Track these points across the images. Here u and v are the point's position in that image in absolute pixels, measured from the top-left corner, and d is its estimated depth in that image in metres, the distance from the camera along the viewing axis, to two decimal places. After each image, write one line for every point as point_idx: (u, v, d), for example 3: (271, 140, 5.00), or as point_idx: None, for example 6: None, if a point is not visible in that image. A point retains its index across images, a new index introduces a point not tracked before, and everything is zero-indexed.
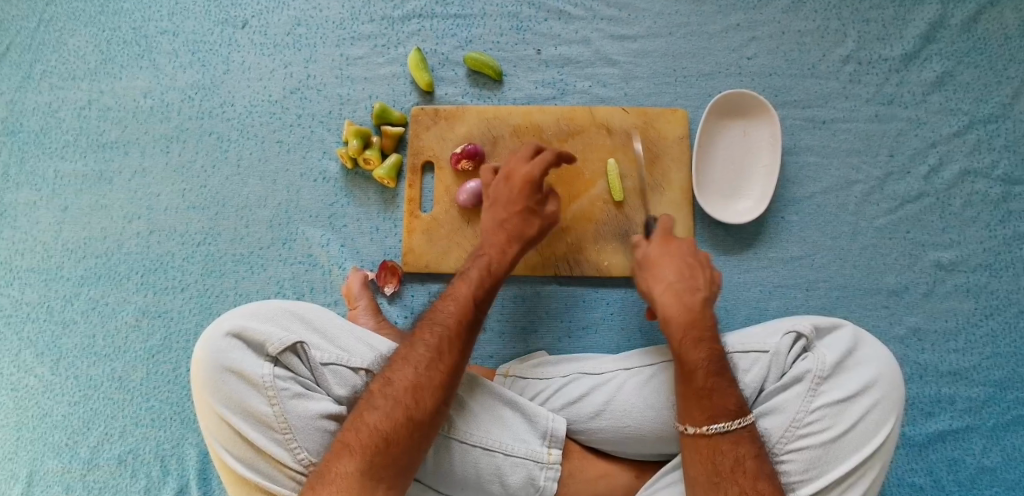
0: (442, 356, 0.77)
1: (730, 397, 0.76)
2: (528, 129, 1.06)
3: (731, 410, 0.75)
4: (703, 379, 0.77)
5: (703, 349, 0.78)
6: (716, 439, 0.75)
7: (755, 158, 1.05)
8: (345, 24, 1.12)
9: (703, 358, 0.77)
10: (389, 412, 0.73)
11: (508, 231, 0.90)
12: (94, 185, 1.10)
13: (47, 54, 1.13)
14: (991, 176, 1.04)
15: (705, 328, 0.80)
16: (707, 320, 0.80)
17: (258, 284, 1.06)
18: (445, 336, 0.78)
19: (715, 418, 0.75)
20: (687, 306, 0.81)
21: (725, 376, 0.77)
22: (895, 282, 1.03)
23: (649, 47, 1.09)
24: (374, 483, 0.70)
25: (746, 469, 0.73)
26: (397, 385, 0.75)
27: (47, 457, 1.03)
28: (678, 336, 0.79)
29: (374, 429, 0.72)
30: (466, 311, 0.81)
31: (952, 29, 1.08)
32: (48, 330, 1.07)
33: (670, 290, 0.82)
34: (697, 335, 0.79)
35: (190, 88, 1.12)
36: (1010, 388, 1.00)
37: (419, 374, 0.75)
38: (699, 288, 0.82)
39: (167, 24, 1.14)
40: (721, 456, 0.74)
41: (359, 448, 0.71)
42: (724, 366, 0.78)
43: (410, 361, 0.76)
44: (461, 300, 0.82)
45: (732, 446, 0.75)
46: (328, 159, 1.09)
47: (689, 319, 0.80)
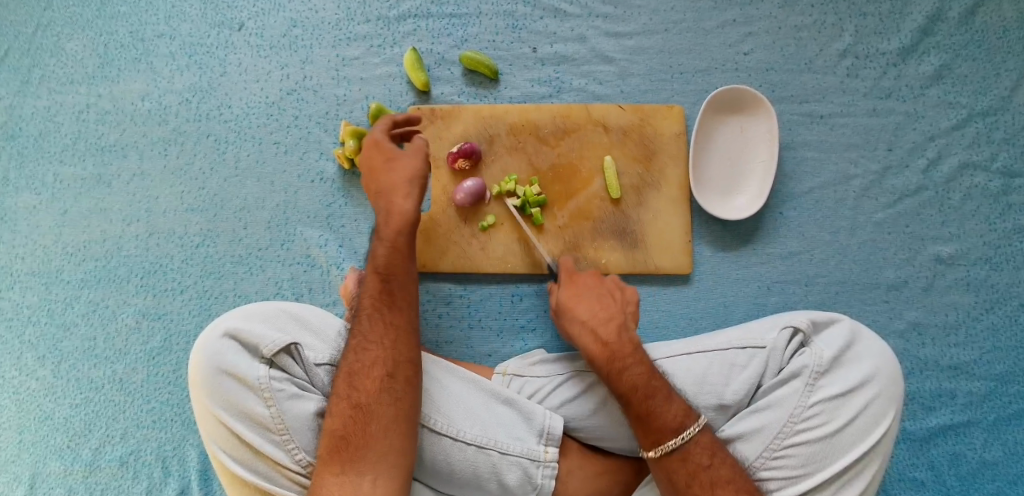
0: (364, 335, 0.79)
1: (668, 413, 0.78)
2: (524, 127, 1.06)
3: (674, 428, 0.77)
4: (637, 404, 0.79)
5: (628, 376, 0.80)
6: (666, 460, 0.77)
7: (752, 153, 1.04)
8: (341, 25, 1.12)
9: (632, 384, 0.80)
10: (336, 408, 0.75)
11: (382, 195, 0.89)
12: (93, 189, 1.11)
13: (46, 58, 1.14)
14: (991, 170, 1.04)
15: (625, 356, 0.82)
16: (625, 347, 0.83)
17: (257, 285, 1.07)
18: (364, 316, 0.80)
19: (661, 440, 0.77)
20: (601, 340, 0.84)
21: (656, 396, 0.79)
22: (894, 276, 1.03)
23: (645, 44, 1.09)
24: (355, 478, 0.71)
25: (701, 482, 0.75)
26: (337, 379, 0.78)
27: (50, 459, 1.04)
28: (604, 371, 0.82)
29: (330, 431, 0.74)
30: (374, 286, 0.82)
31: (950, 22, 1.07)
32: (49, 333, 1.07)
33: (585, 326, 0.86)
34: (620, 363, 0.82)
35: (188, 90, 1.12)
36: (1011, 382, 1.00)
37: (352, 363, 0.78)
38: (611, 318, 0.86)
39: (163, 26, 1.14)
40: (676, 474, 0.77)
41: (326, 452, 0.73)
42: (653, 387, 0.79)
43: (342, 357, 0.79)
44: (369, 278, 0.84)
45: (683, 462, 0.76)
46: (325, 160, 1.09)
47: (607, 354, 0.83)
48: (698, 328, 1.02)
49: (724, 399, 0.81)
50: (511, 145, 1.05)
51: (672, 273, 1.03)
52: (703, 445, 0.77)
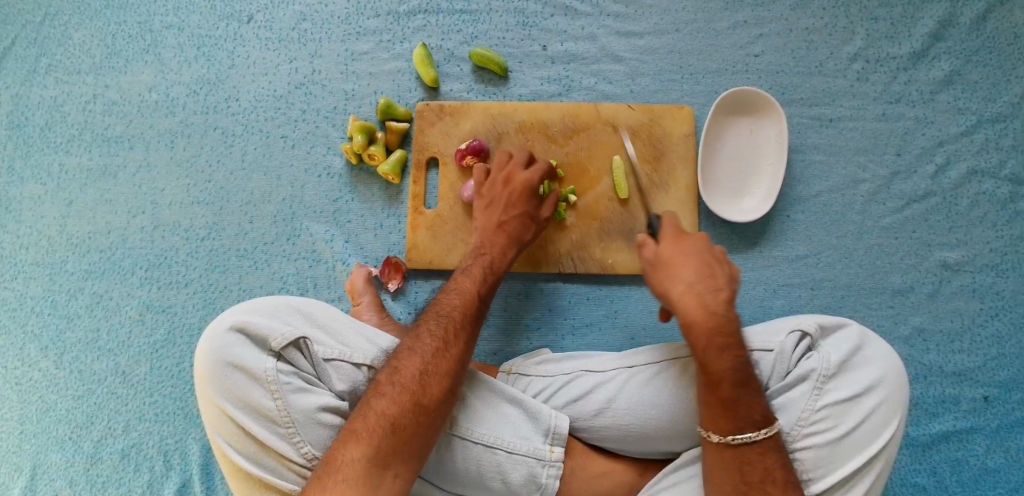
0: (447, 345, 0.78)
1: (756, 405, 0.75)
2: (533, 126, 1.05)
3: (757, 420, 0.74)
4: (728, 390, 0.75)
5: (728, 358, 0.75)
6: (743, 450, 0.74)
7: (760, 156, 1.04)
8: (350, 19, 1.11)
9: (728, 368, 0.75)
10: (396, 397, 0.73)
11: (508, 234, 0.94)
12: (99, 180, 1.10)
13: (53, 48, 1.13)
14: (999, 176, 1.04)
15: (730, 331, 0.77)
16: (731, 323, 0.77)
17: (262, 280, 1.06)
18: (452, 327, 0.80)
19: (740, 429, 0.74)
20: (708, 308, 0.77)
21: (751, 385, 0.75)
22: (901, 282, 1.03)
23: (656, 44, 1.09)
24: (381, 470, 0.70)
25: (775, 480, 0.73)
26: (404, 371, 0.75)
27: (52, 450, 1.03)
28: (702, 342, 0.76)
29: (380, 415, 0.72)
30: (470, 304, 0.83)
31: (962, 27, 1.07)
32: (52, 324, 1.07)
33: (691, 291, 0.79)
34: (722, 341, 0.76)
35: (196, 82, 1.12)
36: (1015, 389, 1.00)
37: (427, 363, 0.76)
38: (721, 287, 0.79)
39: (172, 18, 1.13)
40: (749, 466, 0.74)
41: (367, 434, 0.71)
42: (750, 376, 0.75)
43: (417, 350, 0.77)
44: (467, 293, 0.85)
45: (759, 456, 0.74)
46: (333, 155, 1.09)
47: (712, 323, 0.77)
48: None
49: None
50: (519, 143, 1.05)
51: None
52: (778, 442, 0.75)
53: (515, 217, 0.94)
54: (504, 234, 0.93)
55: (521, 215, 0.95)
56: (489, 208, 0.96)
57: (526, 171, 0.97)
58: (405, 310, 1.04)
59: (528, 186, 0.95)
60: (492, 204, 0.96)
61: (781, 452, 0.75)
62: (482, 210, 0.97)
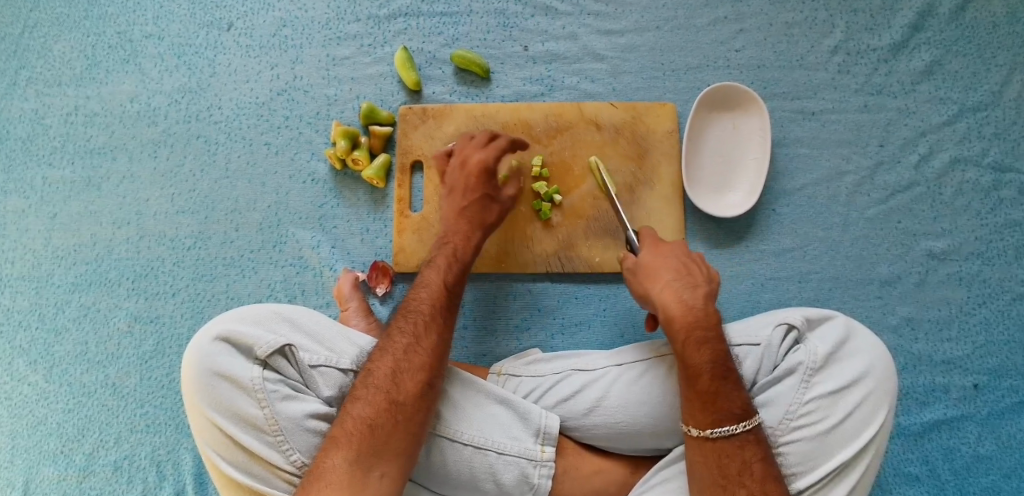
0: (418, 340, 0.78)
1: (737, 398, 0.75)
2: (517, 127, 1.05)
3: (736, 413, 0.74)
4: (708, 382, 0.75)
5: (706, 351, 0.77)
6: (721, 443, 0.74)
7: (744, 150, 1.04)
8: (331, 24, 1.11)
9: (707, 360, 0.76)
10: (371, 399, 0.73)
11: (471, 219, 0.93)
12: (83, 192, 1.10)
13: (33, 60, 1.13)
14: (982, 164, 1.04)
15: (709, 326, 0.79)
16: (710, 319, 0.79)
17: (249, 288, 1.06)
18: (422, 320, 0.80)
19: (718, 422, 0.74)
20: (686, 303, 0.80)
21: (729, 377, 0.76)
22: (887, 272, 1.03)
23: (637, 41, 1.09)
24: (366, 472, 0.69)
25: (753, 474, 0.72)
26: (378, 371, 0.76)
27: (43, 465, 1.03)
28: (681, 336, 0.78)
29: (359, 419, 0.72)
30: (438, 296, 0.83)
31: (940, 18, 1.07)
32: (39, 338, 1.06)
33: (669, 287, 0.82)
34: (700, 335, 0.78)
35: (178, 91, 1.12)
36: (1004, 376, 1.00)
37: (399, 360, 0.76)
38: (698, 284, 0.82)
39: (152, 27, 1.13)
40: (728, 459, 0.73)
41: (346, 438, 0.71)
42: (729, 368, 0.77)
43: (388, 350, 0.77)
44: (434, 286, 0.84)
45: (738, 450, 0.74)
46: (317, 160, 1.08)
47: (690, 318, 0.79)
48: None
49: None
50: None
51: None
52: (759, 436, 0.74)
53: (473, 201, 0.94)
54: (467, 220, 0.93)
55: (481, 198, 0.94)
56: (451, 193, 0.96)
57: (482, 152, 0.96)
58: (393, 314, 1.04)
59: (483, 167, 0.95)
60: (455, 192, 0.95)
61: (764, 445, 0.74)
62: (446, 198, 0.96)
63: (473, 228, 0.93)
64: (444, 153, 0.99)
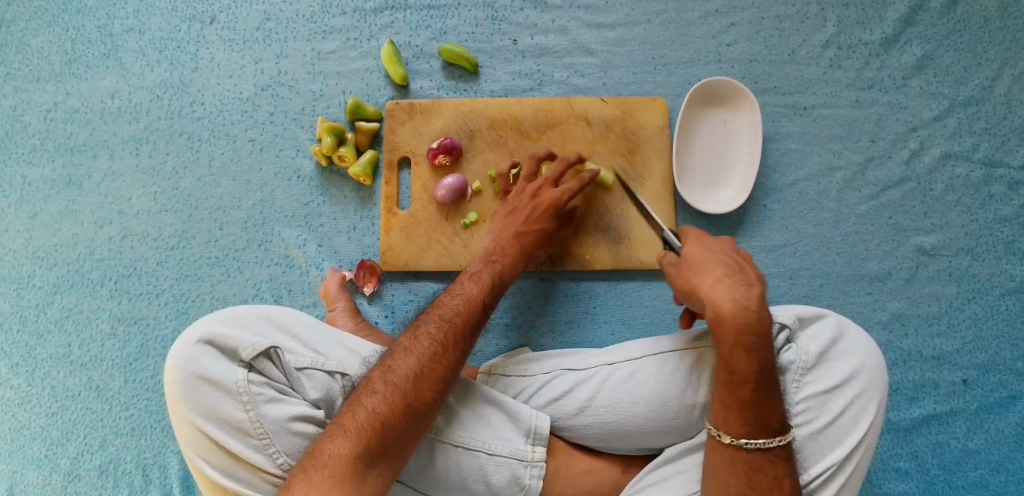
0: (445, 350, 0.77)
1: (775, 411, 0.73)
2: (505, 123, 1.04)
3: (773, 427, 0.73)
4: (749, 392, 0.73)
5: (755, 359, 0.73)
6: (753, 456, 0.73)
7: (734, 146, 1.03)
8: (316, 17, 1.09)
9: (754, 368, 0.73)
10: (388, 396, 0.72)
11: (522, 247, 0.93)
12: (63, 190, 1.07)
13: (10, 56, 1.10)
14: (972, 160, 1.04)
15: (761, 331, 0.74)
16: (763, 323, 0.74)
17: (235, 288, 1.04)
18: (455, 333, 0.79)
19: (755, 434, 0.73)
20: (739, 304, 0.74)
21: (771, 387, 0.74)
22: (877, 268, 1.03)
23: (627, 35, 1.08)
24: (364, 468, 0.68)
25: (783, 490, 0.72)
26: (400, 371, 0.74)
27: (27, 469, 1.01)
28: (729, 340, 0.74)
29: (370, 413, 0.70)
30: (474, 310, 0.82)
31: (932, 12, 1.07)
32: (21, 341, 1.04)
33: (722, 288, 0.76)
34: (750, 341, 0.73)
35: (159, 87, 1.09)
36: (993, 371, 1.00)
37: (423, 365, 0.75)
38: (752, 285, 0.76)
39: (132, 21, 1.10)
40: (757, 472, 0.73)
41: (356, 430, 0.69)
42: (772, 379, 0.74)
43: (413, 351, 0.76)
44: (471, 298, 0.83)
45: (769, 464, 0.73)
46: (303, 157, 1.07)
47: (742, 320, 0.74)
48: None
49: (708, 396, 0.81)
50: (492, 140, 1.03)
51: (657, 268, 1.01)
52: (788, 452, 0.74)
53: (534, 230, 0.94)
54: (518, 246, 0.93)
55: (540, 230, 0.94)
56: (511, 215, 0.95)
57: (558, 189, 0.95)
58: (382, 314, 1.03)
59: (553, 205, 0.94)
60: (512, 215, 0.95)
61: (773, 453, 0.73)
62: (504, 216, 0.96)
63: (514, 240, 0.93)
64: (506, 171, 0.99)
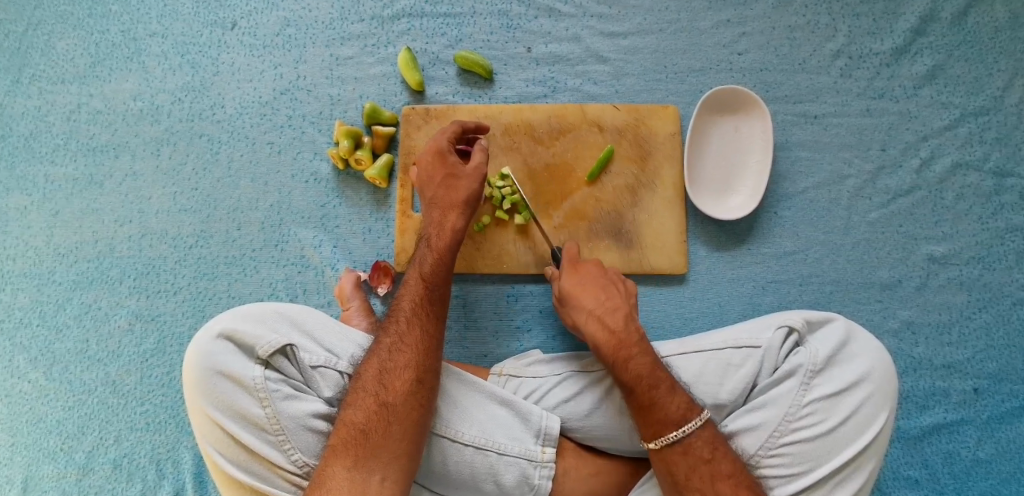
0: (402, 337, 0.80)
1: (672, 405, 0.78)
2: (519, 128, 1.05)
3: (676, 419, 0.77)
4: (642, 394, 0.79)
5: (632, 366, 0.80)
6: (667, 452, 0.77)
7: (746, 154, 1.05)
8: (334, 24, 1.11)
9: (635, 374, 0.80)
10: (362, 404, 0.76)
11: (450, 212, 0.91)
12: (85, 189, 1.10)
13: (36, 58, 1.13)
14: (983, 169, 1.04)
15: (631, 344, 0.82)
16: (632, 337, 0.84)
17: (251, 287, 1.06)
18: (405, 318, 0.82)
19: (661, 431, 0.77)
20: (608, 327, 0.84)
21: (660, 386, 0.79)
22: (888, 276, 1.03)
23: (640, 44, 1.09)
24: (365, 476, 0.71)
25: (701, 476, 0.75)
26: (366, 375, 0.78)
27: (43, 463, 1.03)
28: (610, 357, 0.82)
29: (352, 424, 0.74)
30: (420, 293, 0.84)
31: (943, 22, 1.08)
32: (41, 336, 1.06)
33: (592, 316, 0.86)
34: (626, 353, 0.82)
35: (181, 90, 1.12)
36: (1004, 381, 1.00)
37: (386, 360, 0.78)
38: (619, 307, 0.87)
39: (156, 26, 1.13)
40: (676, 466, 0.77)
41: (342, 443, 0.73)
42: (658, 378, 0.79)
43: (376, 352, 0.79)
44: (415, 284, 0.85)
45: (683, 454, 0.77)
46: (320, 160, 1.09)
47: (613, 340, 0.83)
48: (693, 328, 1.02)
49: (719, 399, 0.82)
50: (506, 145, 1.05)
51: (668, 272, 1.03)
52: (705, 436, 0.77)
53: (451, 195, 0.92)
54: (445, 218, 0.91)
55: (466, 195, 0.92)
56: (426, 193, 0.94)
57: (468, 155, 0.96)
58: None
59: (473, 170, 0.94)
60: (424, 185, 0.95)
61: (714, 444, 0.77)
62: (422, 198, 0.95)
63: (445, 212, 0.92)
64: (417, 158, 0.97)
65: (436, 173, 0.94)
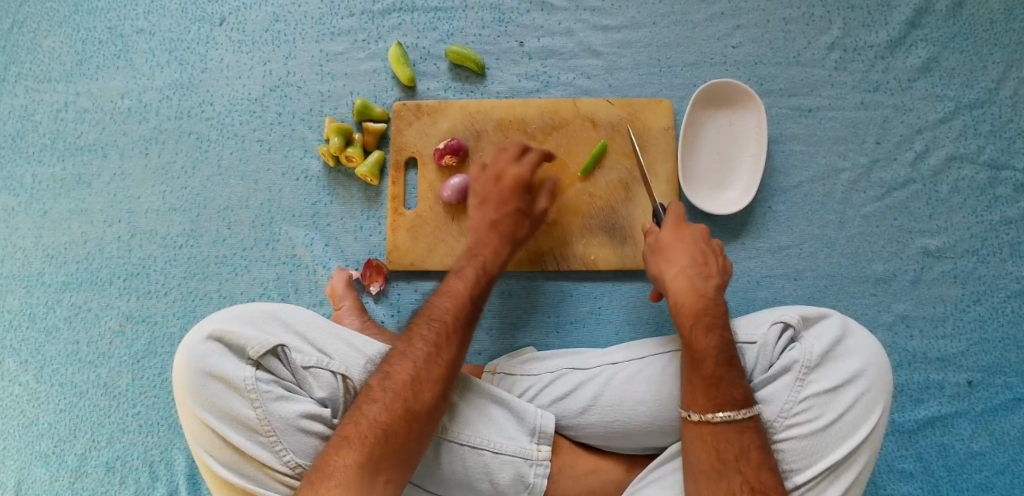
0: (440, 349, 0.78)
1: (739, 386, 0.76)
2: (512, 124, 1.04)
3: (738, 399, 0.75)
4: (712, 367, 0.77)
5: (712, 336, 0.78)
6: (721, 427, 0.75)
7: (741, 147, 1.04)
8: (324, 19, 1.10)
9: (712, 345, 0.78)
10: (388, 404, 0.73)
11: (501, 233, 0.93)
12: (73, 190, 1.09)
13: (22, 56, 1.11)
14: (978, 162, 1.04)
15: (717, 314, 0.81)
16: (719, 308, 0.82)
17: (242, 286, 1.05)
18: (445, 330, 0.80)
19: (720, 407, 0.75)
20: (697, 290, 0.82)
21: (733, 365, 0.77)
22: (883, 270, 1.03)
23: (633, 37, 1.08)
24: (373, 477, 0.70)
25: (749, 460, 0.73)
26: (397, 377, 0.75)
27: (35, 465, 1.02)
28: (689, 320, 0.81)
29: (373, 422, 0.72)
30: (463, 307, 0.83)
31: (937, 14, 1.07)
32: (31, 338, 1.05)
33: (683, 274, 0.84)
34: (708, 322, 0.80)
35: (168, 87, 1.10)
36: (998, 373, 1.00)
37: (419, 368, 0.76)
38: (711, 275, 0.84)
39: (142, 22, 1.11)
40: (726, 444, 0.74)
41: (359, 440, 0.70)
42: (734, 355, 0.78)
43: (409, 355, 0.77)
44: (458, 295, 0.84)
45: (737, 435, 0.74)
46: (310, 157, 1.07)
47: (700, 305, 0.81)
48: None
49: None
50: (499, 141, 1.04)
51: None
52: (756, 424, 0.75)
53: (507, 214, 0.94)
54: (496, 235, 0.92)
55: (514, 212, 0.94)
56: (483, 205, 0.95)
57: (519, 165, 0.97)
58: (388, 312, 1.04)
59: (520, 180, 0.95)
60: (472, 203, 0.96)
61: (760, 433, 0.75)
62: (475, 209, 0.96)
63: (492, 232, 0.93)
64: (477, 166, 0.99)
65: (497, 193, 0.95)
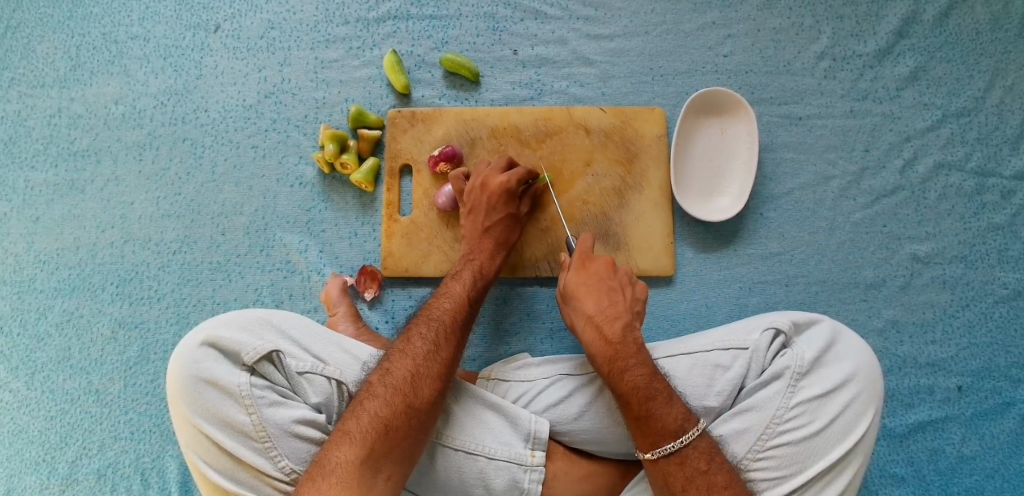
0: (438, 349, 0.79)
1: (671, 415, 0.77)
2: (506, 131, 1.05)
3: (673, 431, 0.76)
4: (638, 407, 0.78)
5: (630, 378, 0.79)
6: (662, 463, 0.76)
7: (732, 156, 1.05)
8: (319, 26, 1.10)
9: (632, 387, 0.78)
10: (389, 398, 0.73)
11: (495, 238, 0.95)
12: (66, 195, 1.08)
13: (16, 61, 1.11)
14: (965, 169, 1.06)
15: (629, 356, 0.81)
16: (630, 348, 0.82)
17: (236, 292, 1.05)
18: (441, 329, 0.81)
19: (658, 442, 0.76)
20: (605, 337, 0.83)
21: (658, 398, 0.78)
22: (872, 276, 1.04)
23: (626, 46, 1.09)
24: (373, 472, 0.70)
25: (696, 488, 0.74)
26: (397, 374, 0.76)
27: (26, 473, 1.01)
28: (605, 369, 0.81)
29: (374, 417, 0.72)
30: (461, 309, 0.85)
31: (925, 24, 1.09)
32: (22, 344, 1.05)
33: (590, 324, 0.85)
34: (620, 365, 0.81)
35: (163, 93, 1.10)
36: (987, 378, 1.02)
37: (418, 365, 0.77)
38: (618, 316, 0.85)
39: (137, 28, 1.12)
40: (673, 477, 0.76)
41: (360, 436, 0.71)
42: (654, 390, 0.78)
43: (409, 353, 0.78)
44: (458, 297, 0.87)
45: (679, 466, 0.76)
46: (305, 164, 1.08)
47: (611, 352, 0.82)
48: (681, 329, 1.03)
49: (706, 401, 0.82)
50: (493, 148, 1.05)
51: (655, 274, 1.03)
52: (702, 445, 0.76)
53: (498, 221, 0.95)
54: (491, 239, 0.94)
55: (507, 221, 0.95)
56: (472, 214, 0.96)
57: (503, 174, 0.96)
58: (382, 319, 1.04)
59: (506, 189, 0.95)
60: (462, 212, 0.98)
61: (706, 457, 0.76)
62: (465, 217, 0.97)
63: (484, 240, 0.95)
64: (460, 174, 0.99)
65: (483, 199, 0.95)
